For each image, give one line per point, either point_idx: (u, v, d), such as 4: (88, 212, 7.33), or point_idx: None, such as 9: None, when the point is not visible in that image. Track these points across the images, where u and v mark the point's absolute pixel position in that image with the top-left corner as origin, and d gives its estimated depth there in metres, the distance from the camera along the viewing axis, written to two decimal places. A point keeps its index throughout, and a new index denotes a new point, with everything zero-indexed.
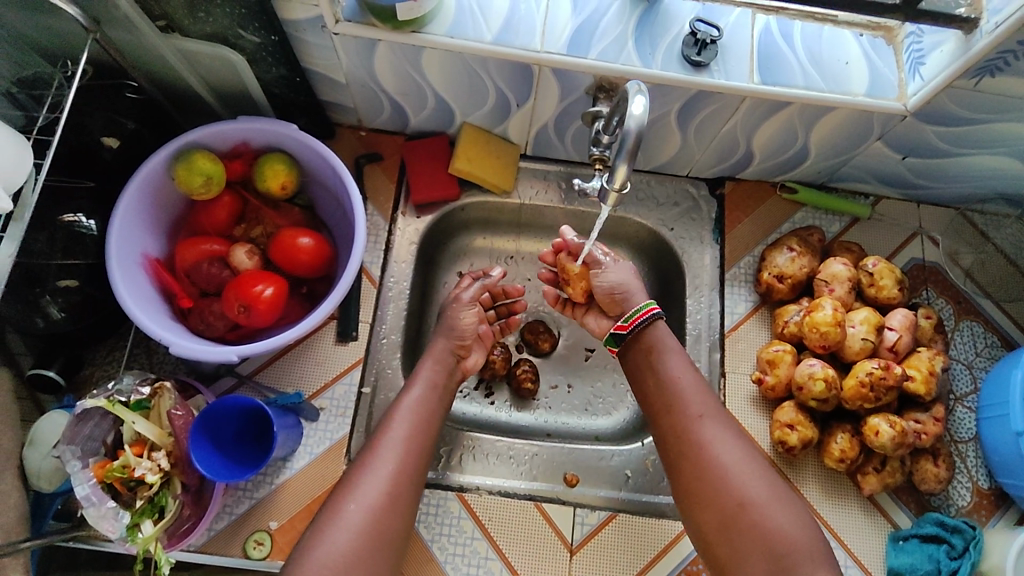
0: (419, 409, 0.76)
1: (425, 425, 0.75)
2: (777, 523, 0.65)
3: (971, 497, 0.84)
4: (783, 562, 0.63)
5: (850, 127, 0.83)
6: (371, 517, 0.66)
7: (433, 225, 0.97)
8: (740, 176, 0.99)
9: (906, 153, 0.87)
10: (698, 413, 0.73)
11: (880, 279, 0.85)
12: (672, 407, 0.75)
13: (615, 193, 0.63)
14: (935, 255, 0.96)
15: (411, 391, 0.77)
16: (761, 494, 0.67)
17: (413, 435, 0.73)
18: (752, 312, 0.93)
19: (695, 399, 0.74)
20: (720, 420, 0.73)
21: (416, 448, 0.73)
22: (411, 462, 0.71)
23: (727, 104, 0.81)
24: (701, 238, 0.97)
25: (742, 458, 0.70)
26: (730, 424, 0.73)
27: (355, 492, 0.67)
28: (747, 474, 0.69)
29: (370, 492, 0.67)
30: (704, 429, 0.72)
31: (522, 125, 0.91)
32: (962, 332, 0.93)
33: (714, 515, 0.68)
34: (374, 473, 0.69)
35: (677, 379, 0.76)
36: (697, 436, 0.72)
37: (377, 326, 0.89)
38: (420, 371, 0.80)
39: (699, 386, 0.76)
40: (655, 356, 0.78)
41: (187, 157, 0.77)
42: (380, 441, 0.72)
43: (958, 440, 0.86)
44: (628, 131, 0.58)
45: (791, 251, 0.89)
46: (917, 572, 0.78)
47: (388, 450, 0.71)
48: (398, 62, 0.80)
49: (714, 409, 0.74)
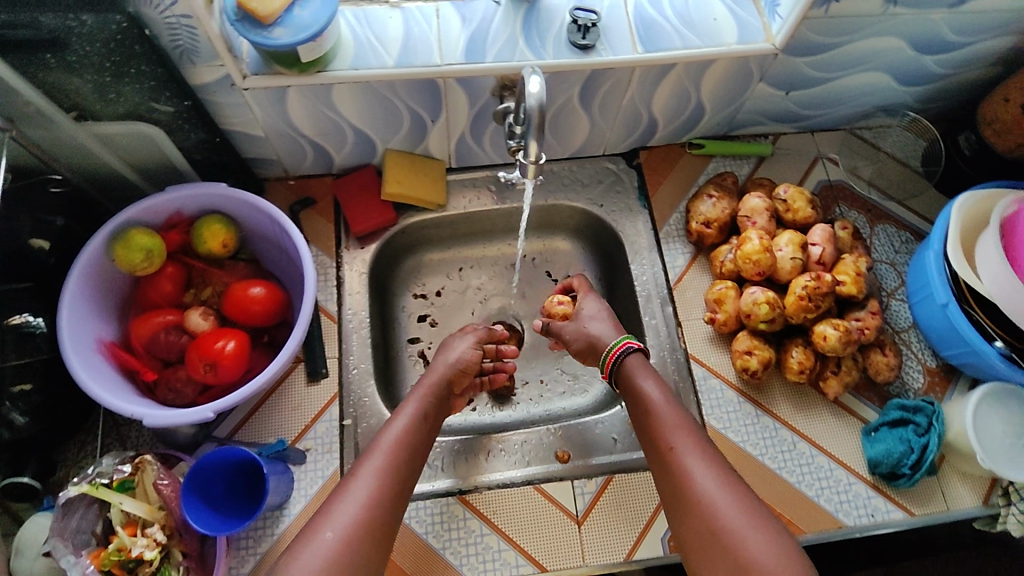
0: (404, 436, 0.74)
1: (408, 453, 0.73)
2: (754, 552, 0.61)
3: (924, 378, 0.91)
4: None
5: (733, 75, 0.91)
6: (346, 541, 0.63)
7: (378, 253, 1.00)
8: (651, 144, 1.06)
9: (788, 89, 0.96)
10: (673, 443, 0.71)
11: (794, 204, 0.93)
12: (653, 439, 0.73)
13: (533, 165, 0.69)
14: (837, 174, 1.05)
15: (394, 421, 0.76)
16: (737, 521, 0.63)
17: (395, 458, 0.71)
18: (691, 262, 0.99)
19: (671, 428, 0.72)
20: (699, 446, 0.70)
21: (395, 474, 0.70)
22: (390, 488, 0.69)
23: (620, 78, 0.88)
24: (629, 207, 1.04)
25: (719, 486, 0.66)
26: (712, 452, 0.70)
27: (331, 517, 0.64)
28: (724, 502, 0.64)
29: (348, 514, 0.65)
30: (679, 458, 0.69)
31: (441, 140, 0.96)
32: (879, 235, 1.01)
33: (699, 549, 0.65)
34: (350, 498, 0.66)
35: (653, 412, 0.74)
36: (674, 465, 0.69)
37: (345, 359, 0.91)
38: (407, 401, 0.79)
39: (676, 415, 0.73)
40: (635, 389, 0.78)
41: (124, 235, 0.78)
42: (359, 465, 0.70)
43: (900, 329, 0.94)
44: (531, 108, 0.63)
45: (711, 198, 0.97)
46: (893, 455, 0.83)
47: (367, 474, 0.69)
48: (311, 104, 0.84)
49: (691, 437, 0.71)
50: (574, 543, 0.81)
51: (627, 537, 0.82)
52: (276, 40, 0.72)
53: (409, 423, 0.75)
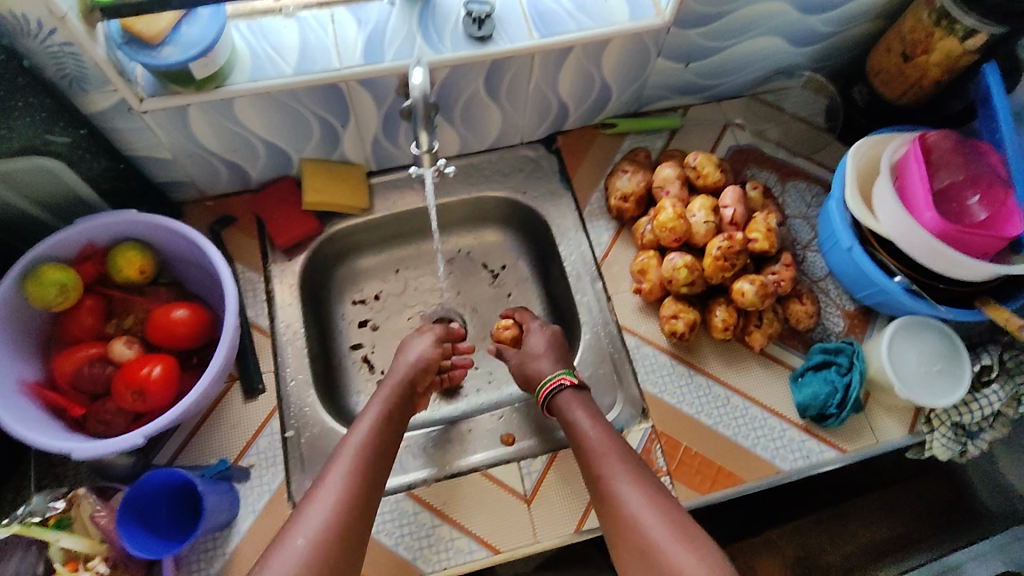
0: (371, 438, 0.75)
1: (375, 453, 0.74)
2: (676, 560, 0.64)
3: (844, 321, 0.95)
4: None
5: (631, 51, 0.94)
6: (321, 534, 0.65)
7: (307, 263, 1.00)
8: (566, 128, 1.09)
9: (687, 61, 1.00)
10: (604, 471, 0.75)
11: (703, 169, 0.96)
12: (589, 473, 0.76)
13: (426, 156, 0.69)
14: (746, 138, 1.09)
15: (360, 424, 0.77)
16: (662, 537, 0.66)
17: (362, 457, 0.73)
18: (616, 236, 1.01)
19: (608, 462, 0.75)
20: (635, 474, 0.73)
21: (361, 476, 0.71)
22: (361, 484, 0.70)
23: (522, 64, 0.90)
24: (551, 191, 1.06)
25: (644, 506, 0.70)
26: (638, 474, 0.73)
27: (306, 514, 0.66)
28: (650, 519, 0.69)
29: (323, 508, 0.67)
30: (614, 487, 0.73)
31: (356, 144, 0.97)
32: (790, 192, 1.06)
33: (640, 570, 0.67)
34: (323, 497, 0.68)
35: (585, 442, 0.78)
36: (610, 496, 0.73)
37: (282, 372, 0.91)
38: (370, 403, 0.80)
39: (605, 443, 0.77)
40: (570, 422, 0.81)
41: (34, 273, 0.77)
42: (330, 468, 0.71)
43: (816, 279, 0.98)
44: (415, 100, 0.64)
45: (626, 172, 0.99)
46: (819, 398, 0.87)
47: (338, 476, 0.70)
48: (214, 118, 0.84)
49: (624, 466, 0.74)
50: (525, 522, 0.82)
51: (577, 510, 0.83)
52: (165, 59, 0.72)
53: (374, 424, 0.77)
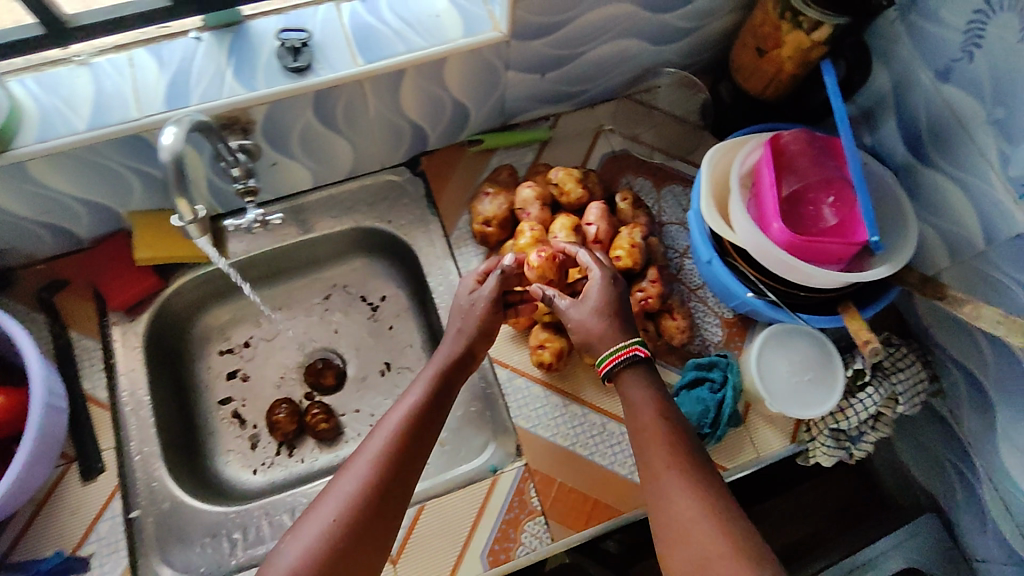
0: (417, 413, 0.71)
1: (421, 427, 0.70)
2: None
3: (723, 330, 0.92)
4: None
5: (476, 69, 0.88)
6: (325, 534, 0.61)
7: (154, 322, 0.93)
8: (429, 149, 1.02)
9: (542, 71, 0.94)
10: (670, 461, 0.67)
11: (565, 186, 0.92)
12: (646, 455, 0.69)
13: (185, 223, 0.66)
14: (620, 143, 1.05)
15: (405, 401, 0.73)
16: (715, 550, 0.60)
17: (403, 437, 0.69)
18: (485, 262, 0.97)
19: (655, 453, 0.68)
20: (679, 471, 0.66)
21: (398, 452, 0.67)
22: (386, 475, 0.66)
23: (353, 93, 0.83)
24: (418, 217, 1.01)
25: (698, 513, 0.62)
26: (692, 472, 0.66)
27: (316, 510, 0.64)
28: (701, 522, 0.62)
29: (336, 507, 0.63)
30: (665, 482, 0.66)
31: (191, 190, 0.89)
32: (666, 198, 1.02)
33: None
34: (339, 489, 0.64)
35: (644, 422, 0.71)
36: (660, 492, 0.66)
37: (125, 447, 0.84)
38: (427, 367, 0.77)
39: (656, 426, 0.70)
40: (628, 399, 0.74)
41: None
42: (364, 446, 0.68)
43: (695, 288, 0.94)
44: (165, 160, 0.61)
45: (488, 195, 0.94)
46: (692, 418, 0.83)
47: (367, 457, 0.67)
48: (9, 184, 0.76)
49: (674, 459, 0.67)
50: None
51: (445, 565, 0.79)
52: None
53: (419, 399, 0.72)
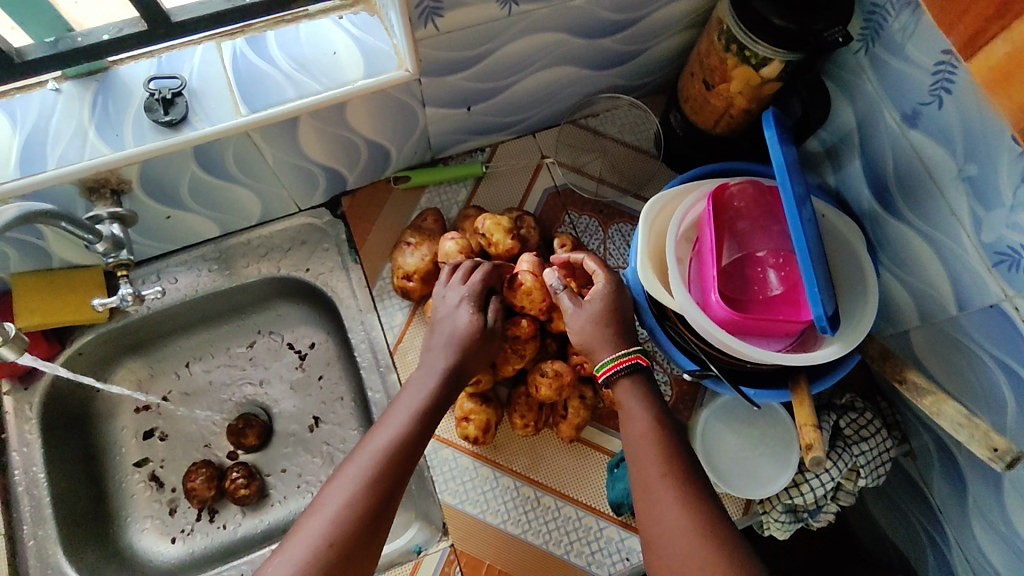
0: (399, 436, 0.66)
1: (403, 451, 0.66)
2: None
3: (672, 387, 0.85)
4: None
5: (384, 109, 0.79)
6: (301, 568, 0.57)
7: (52, 389, 0.86)
8: (351, 188, 0.93)
9: (467, 105, 0.84)
10: (663, 470, 0.62)
11: (492, 236, 0.82)
12: (636, 465, 0.64)
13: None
14: (563, 177, 0.95)
15: (394, 416, 0.69)
16: (709, 567, 0.55)
17: (384, 462, 0.64)
18: (410, 318, 0.88)
19: (649, 462, 0.63)
20: (673, 482, 0.61)
21: (382, 478, 0.63)
22: (366, 503, 0.61)
23: (240, 144, 0.74)
24: (339, 263, 0.92)
25: (692, 533, 0.58)
26: (689, 486, 0.61)
27: (293, 539, 0.60)
28: (691, 542, 0.57)
29: (310, 536, 0.59)
30: (658, 492, 0.61)
31: (78, 249, 0.81)
32: (614, 238, 0.93)
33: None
34: (319, 515, 0.60)
35: (642, 430, 0.65)
36: (653, 504, 0.61)
37: (17, 529, 0.80)
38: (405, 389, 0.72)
39: (655, 435, 0.65)
40: (625, 402, 0.68)
41: None
42: (339, 472, 0.64)
43: (643, 340, 0.88)
44: None
45: (409, 246, 0.86)
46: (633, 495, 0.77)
47: (343, 482, 0.62)
48: None
49: (668, 468, 0.62)
50: None
51: None
52: None
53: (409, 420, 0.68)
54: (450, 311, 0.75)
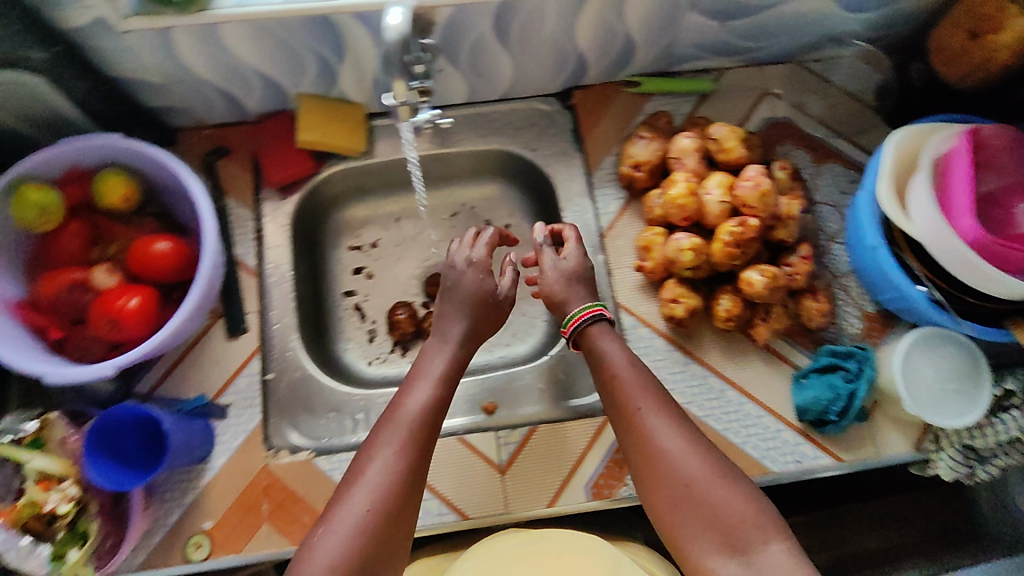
0: (429, 404, 0.70)
1: (430, 423, 0.69)
2: (721, 499, 0.62)
3: (862, 323, 0.89)
4: (732, 532, 0.60)
5: (659, 4, 0.85)
6: (356, 535, 0.60)
7: (300, 205, 0.97)
8: (586, 83, 1.00)
9: (725, 18, 0.90)
10: (640, 405, 0.69)
11: (726, 143, 0.88)
12: (617, 402, 0.71)
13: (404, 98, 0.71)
14: (783, 110, 0.99)
15: (416, 389, 0.71)
16: (702, 475, 0.63)
17: (420, 432, 0.67)
18: (623, 210, 0.95)
19: (637, 397, 0.70)
20: (663, 410, 0.68)
21: (418, 447, 0.66)
22: (409, 467, 0.64)
23: (535, 8, 0.81)
24: (563, 150, 0.99)
25: (685, 448, 0.65)
26: (679, 415, 0.69)
27: (353, 493, 0.62)
28: (688, 454, 0.65)
29: (371, 491, 0.62)
30: (642, 419, 0.68)
31: (356, 83, 0.91)
32: (824, 175, 0.96)
33: (665, 507, 0.64)
34: (368, 484, 0.62)
35: (619, 374, 0.72)
36: (638, 428, 0.68)
37: (266, 314, 0.90)
38: (423, 360, 0.75)
39: (644, 377, 0.72)
40: (592, 356, 0.76)
41: (16, 191, 0.76)
42: (377, 438, 0.66)
43: (840, 274, 0.91)
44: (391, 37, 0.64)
45: (642, 139, 0.91)
46: (821, 402, 0.83)
47: (383, 448, 0.65)
48: (201, 45, 0.78)
49: (657, 399, 0.70)
50: (496, 490, 0.84)
51: (552, 486, 0.84)
52: None
53: (436, 389, 0.71)
54: (458, 274, 0.81)
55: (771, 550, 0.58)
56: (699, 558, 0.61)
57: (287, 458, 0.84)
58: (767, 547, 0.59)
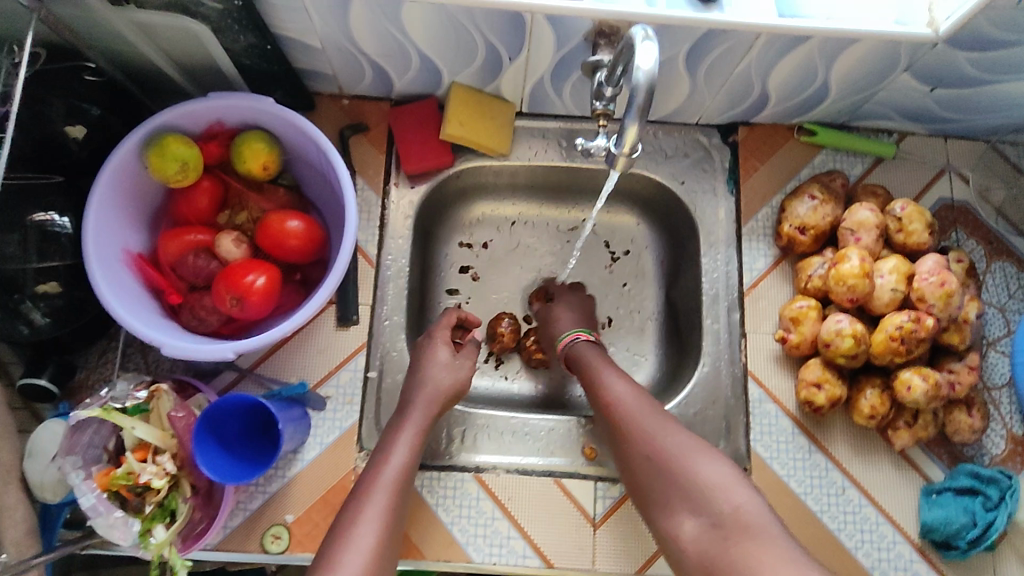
0: (407, 467, 0.69)
1: (404, 488, 0.68)
2: (683, 459, 0.66)
3: (1005, 446, 0.82)
4: (695, 493, 0.63)
5: (874, 59, 0.76)
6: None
7: (429, 196, 0.91)
8: (755, 121, 0.91)
9: (935, 85, 0.81)
10: (603, 388, 0.76)
11: (909, 224, 0.80)
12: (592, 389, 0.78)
13: (623, 159, 0.57)
14: (964, 193, 0.90)
15: (393, 453, 0.70)
16: (667, 442, 0.67)
17: (396, 494, 0.67)
18: (774, 266, 0.87)
19: (617, 386, 0.75)
20: (636, 396, 0.73)
21: (395, 512, 0.66)
22: (383, 530, 0.64)
23: (740, 42, 0.73)
24: (714, 190, 0.91)
25: (654, 424, 0.69)
26: (649, 400, 0.73)
27: (337, 571, 0.59)
28: (661, 430, 0.69)
29: (349, 574, 0.59)
30: (608, 398, 0.74)
31: (516, 81, 0.84)
32: (994, 274, 0.88)
33: (635, 472, 0.69)
34: (349, 565, 0.59)
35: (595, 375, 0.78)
36: (607, 405, 0.74)
37: (378, 308, 0.86)
38: (401, 428, 0.73)
39: (618, 374, 0.77)
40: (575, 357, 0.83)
41: (159, 142, 0.71)
42: (360, 512, 0.64)
43: (991, 386, 0.84)
44: (638, 84, 0.50)
45: (812, 199, 0.83)
46: (952, 526, 0.76)
47: (371, 518, 0.64)
48: (376, 19, 0.72)
49: (623, 381, 0.76)
50: (586, 544, 0.79)
51: (647, 548, 0.79)
52: None
53: (410, 455, 0.70)
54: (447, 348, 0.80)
55: (732, 507, 0.61)
56: (674, 519, 0.64)
57: None
58: (732, 499, 0.61)
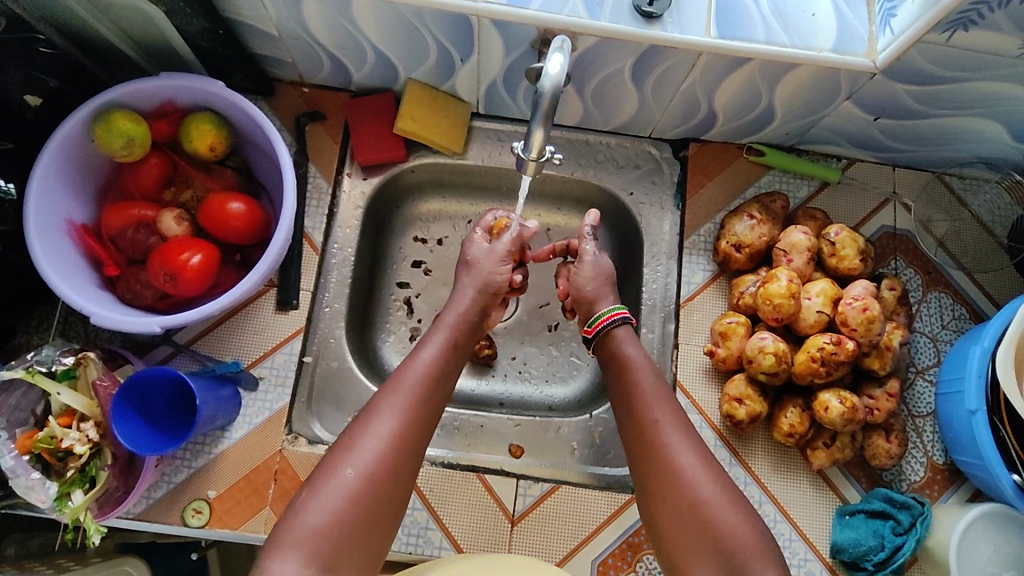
0: (433, 367, 0.69)
1: (431, 387, 0.68)
2: (729, 524, 0.61)
3: (924, 473, 0.83)
4: (733, 561, 0.59)
5: (816, 85, 0.78)
6: (346, 506, 0.58)
7: (380, 189, 0.93)
8: (705, 138, 0.93)
9: (878, 115, 0.82)
10: (656, 417, 0.69)
11: (842, 249, 0.81)
12: (633, 408, 0.71)
13: (533, 162, 0.61)
14: (906, 222, 0.91)
15: (421, 352, 0.71)
16: (715, 497, 0.63)
17: (421, 393, 0.67)
18: (711, 281, 0.89)
19: (659, 405, 0.70)
20: (676, 424, 0.68)
21: (417, 411, 0.65)
22: (410, 425, 0.64)
23: (683, 60, 0.75)
24: (661, 203, 0.92)
25: (697, 464, 0.65)
26: (692, 430, 0.69)
27: (354, 452, 0.61)
28: (702, 476, 0.64)
29: (363, 459, 0.60)
30: (658, 430, 0.68)
31: (470, 83, 0.86)
32: (929, 304, 0.89)
33: (664, 512, 0.64)
34: (362, 450, 0.61)
35: (637, 382, 0.73)
36: (656, 439, 0.67)
37: (319, 295, 0.87)
38: (434, 331, 0.75)
39: (659, 389, 0.72)
40: (617, 363, 0.76)
41: (106, 117, 0.73)
42: (380, 402, 0.65)
43: (917, 414, 0.85)
44: (545, 90, 0.56)
45: (751, 219, 0.85)
46: (860, 547, 0.77)
47: (391, 408, 0.64)
48: (328, 11, 0.74)
49: (674, 413, 0.69)
50: (502, 539, 0.80)
51: (564, 545, 0.80)
52: None
53: (438, 356, 0.71)
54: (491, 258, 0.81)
55: None
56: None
57: (304, 447, 0.81)
58: None
